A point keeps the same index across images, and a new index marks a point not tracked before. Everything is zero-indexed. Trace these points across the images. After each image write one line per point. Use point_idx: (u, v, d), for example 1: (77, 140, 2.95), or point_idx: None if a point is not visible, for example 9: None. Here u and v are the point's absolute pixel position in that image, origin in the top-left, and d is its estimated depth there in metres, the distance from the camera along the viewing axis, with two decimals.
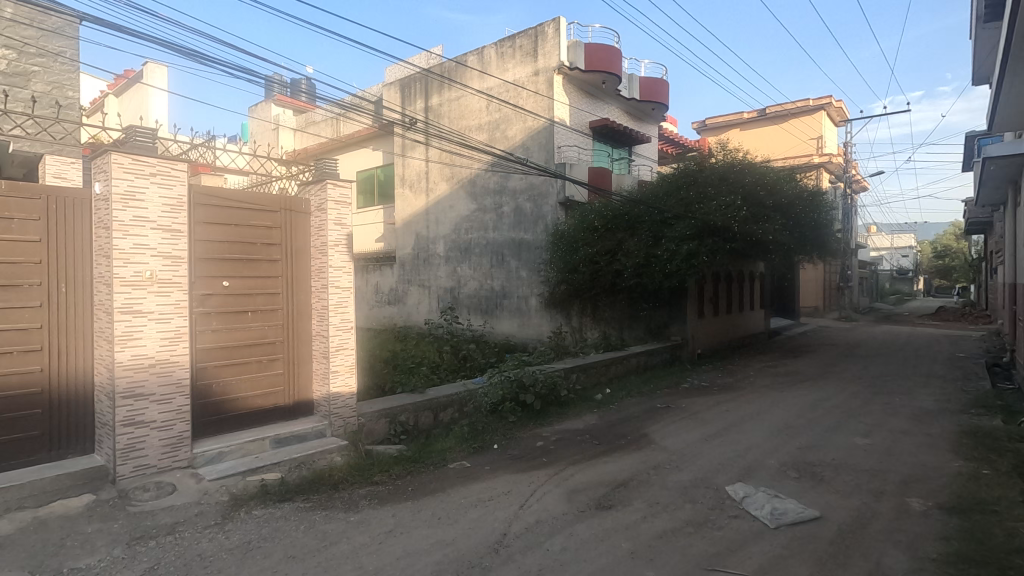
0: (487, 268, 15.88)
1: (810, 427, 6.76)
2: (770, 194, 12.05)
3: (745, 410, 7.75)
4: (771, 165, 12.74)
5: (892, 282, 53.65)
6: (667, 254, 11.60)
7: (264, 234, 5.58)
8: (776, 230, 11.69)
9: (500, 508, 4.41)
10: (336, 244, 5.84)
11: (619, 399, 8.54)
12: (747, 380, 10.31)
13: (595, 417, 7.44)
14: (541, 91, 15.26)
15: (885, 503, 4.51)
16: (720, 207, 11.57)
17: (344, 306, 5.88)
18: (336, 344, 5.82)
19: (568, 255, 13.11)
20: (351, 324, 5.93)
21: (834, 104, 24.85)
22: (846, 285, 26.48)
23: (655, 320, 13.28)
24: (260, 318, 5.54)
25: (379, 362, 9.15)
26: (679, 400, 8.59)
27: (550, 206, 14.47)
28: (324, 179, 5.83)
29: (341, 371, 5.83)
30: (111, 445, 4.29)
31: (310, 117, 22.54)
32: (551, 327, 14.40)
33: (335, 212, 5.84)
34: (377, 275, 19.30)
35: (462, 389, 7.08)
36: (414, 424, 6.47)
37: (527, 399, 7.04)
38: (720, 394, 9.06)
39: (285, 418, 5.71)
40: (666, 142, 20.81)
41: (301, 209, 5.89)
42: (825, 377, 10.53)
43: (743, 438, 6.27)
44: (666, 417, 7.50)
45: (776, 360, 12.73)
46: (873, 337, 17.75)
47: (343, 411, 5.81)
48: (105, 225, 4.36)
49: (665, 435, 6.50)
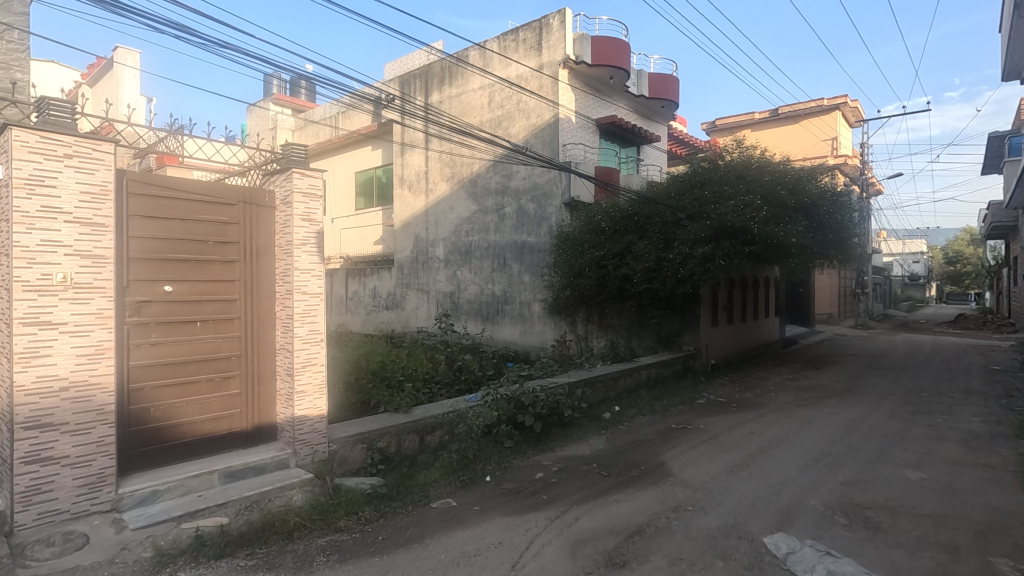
0: (489, 272, 15.07)
1: (851, 456, 5.89)
2: (792, 194, 11.20)
3: (772, 432, 6.89)
4: (792, 164, 11.88)
5: (904, 289, 52.60)
6: (679, 258, 10.76)
7: (219, 230, 4.78)
8: (800, 233, 10.79)
9: (488, 569, 3.57)
10: (304, 243, 5.03)
11: (629, 418, 7.69)
12: (768, 395, 9.43)
13: (603, 440, 6.60)
14: (546, 87, 14.50)
15: (965, 564, 3.64)
16: (738, 207, 10.72)
17: (312, 315, 5.07)
18: (302, 360, 5.01)
19: (572, 258, 12.32)
20: (321, 336, 5.12)
21: (850, 104, 24.03)
22: (860, 292, 25.51)
23: (666, 328, 12.39)
24: (212, 330, 4.73)
25: (366, 370, 8.35)
26: (695, 420, 7.72)
27: (554, 206, 13.66)
28: (290, 166, 5.00)
29: (309, 390, 5.04)
30: (9, 488, 3.49)
31: (309, 116, 22.12)
32: (555, 335, 13.58)
33: (303, 206, 5.03)
34: (374, 279, 18.51)
35: (452, 408, 6.25)
36: (396, 450, 5.66)
37: (525, 421, 6.19)
38: (741, 412, 8.19)
39: (241, 445, 4.89)
40: (676, 142, 19.99)
41: (265, 202, 5.11)
42: (853, 392, 9.64)
43: (775, 470, 5.41)
44: (682, 440, 6.66)
45: (797, 372, 11.85)
46: (896, 346, 16.83)
47: (310, 438, 5.00)
48: (7, 217, 3.57)
49: (684, 465, 5.65)
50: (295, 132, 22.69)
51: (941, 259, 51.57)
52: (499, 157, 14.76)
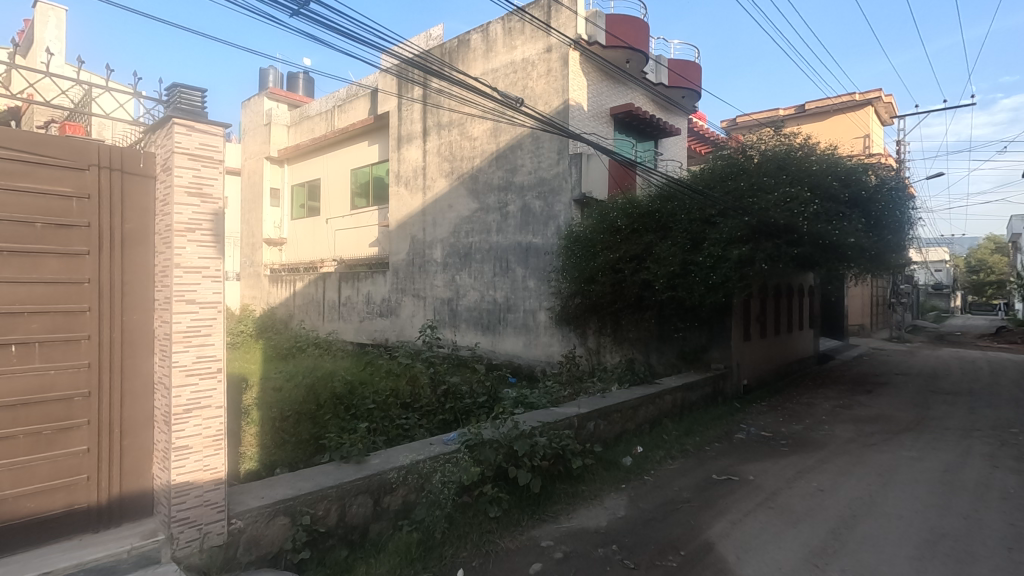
0: (490, 277, 13.44)
1: (978, 539, 4.16)
2: (845, 187, 9.45)
3: (849, 492, 5.16)
4: (842, 154, 10.12)
5: (929, 298, 50.69)
6: (710, 261, 9.15)
7: (55, 206, 3.20)
8: (857, 232, 9.04)
9: None
10: (189, 229, 3.43)
11: (654, 464, 6.01)
12: (824, 430, 7.72)
13: (624, 503, 4.93)
14: (554, 71, 12.86)
15: None
16: (781, 201, 9.09)
17: (198, 336, 3.46)
18: (185, 403, 3.40)
19: (584, 262, 10.71)
20: (217, 368, 3.54)
21: (883, 99, 22.37)
22: (895, 301, 23.65)
23: (691, 343, 10.69)
24: (38, 357, 3.13)
25: (328, 398, 6.82)
26: (743, 466, 6.02)
27: (563, 204, 12.03)
28: (168, 114, 3.41)
29: (194, 447, 3.42)
30: None
31: (304, 111, 20.89)
32: (563, 349, 11.92)
33: (190, 174, 3.43)
34: (368, 283, 16.90)
35: (419, 459, 4.63)
36: (334, 522, 4.05)
37: (517, 476, 4.54)
38: (797, 455, 6.45)
39: (87, 528, 3.28)
40: (695, 140, 18.47)
41: (142, 169, 3.52)
42: (927, 425, 7.90)
43: (878, 568, 3.72)
44: (732, 501, 4.96)
45: (847, 396, 10.08)
46: (948, 362, 15.01)
47: (198, 516, 3.40)
48: None
49: (742, 553, 3.96)
50: (291, 129, 21.14)
51: (964, 269, 49.40)
52: (502, 148, 13.27)
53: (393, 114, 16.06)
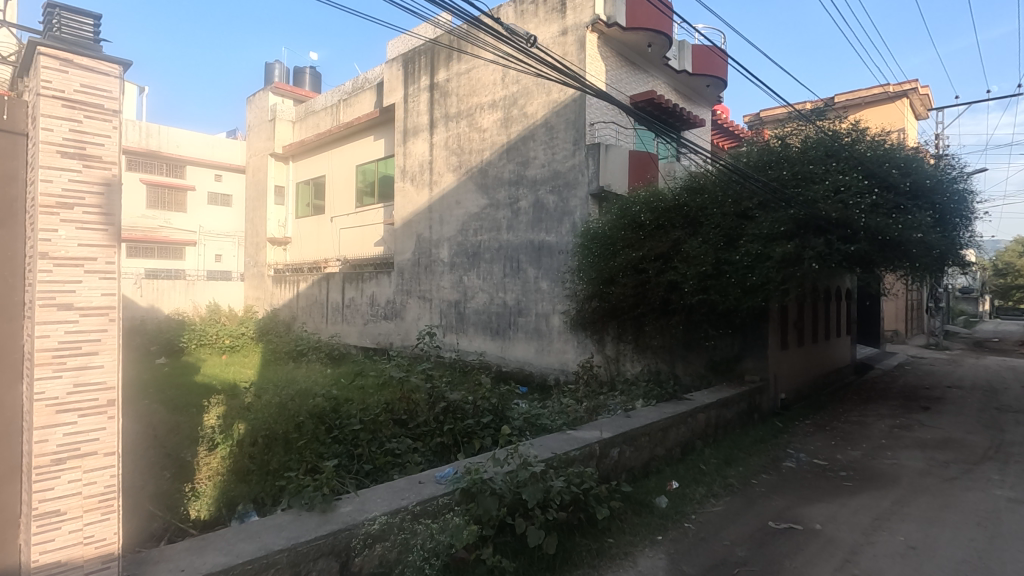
0: (500, 278, 12.40)
1: None
2: (905, 175, 8.29)
3: (950, 552, 4.05)
4: (896, 140, 8.99)
5: (957, 302, 48.84)
6: (748, 259, 8.06)
7: None
8: (919, 227, 7.88)
9: None
10: (62, 205, 2.44)
11: (692, 503, 4.94)
12: (888, 458, 6.58)
13: (663, 564, 3.87)
14: (570, 55, 11.78)
15: None
16: (830, 192, 8.02)
17: (77, 357, 2.46)
18: (55, 451, 2.39)
19: (603, 261, 9.65)
20: (108, 401, 2.55)
21: (919, 91, 21.11)
22: (931, 305, 22.30)
23: (722, 352, 9.58)
24: None
25: (305, 414, 5.83)
26: (802, 509, 4.92)
27: (580, 199, 10.96)
28: (34, 41, 2.40)
29: (69, 512, 2.42)
30: None
31: (310, 105, 19.77)
32: (578, 357, 10.83)
33: (66, 127, 2.45)
34: (372, 284, 15.88)
35: (400, 507, 3.61)
36: None
37: (525, 531, 3.52)
38: (865, 493, 5.34)
39: None
40: (720, 134, 17.34)
41: (5, 124, 2.55)
42: (1009, 453, 6.72)
43: None
44: (802, 565, 3.87)
45: (903, 414, 8.90)
46: (999, 373, 13.71)
47: None
48: None
49: None
50: (296, 124, 20.16)
51: (991, 270, 47.55)
52: (513, 140, 12.23)
53: (399, 106, 15.06)
